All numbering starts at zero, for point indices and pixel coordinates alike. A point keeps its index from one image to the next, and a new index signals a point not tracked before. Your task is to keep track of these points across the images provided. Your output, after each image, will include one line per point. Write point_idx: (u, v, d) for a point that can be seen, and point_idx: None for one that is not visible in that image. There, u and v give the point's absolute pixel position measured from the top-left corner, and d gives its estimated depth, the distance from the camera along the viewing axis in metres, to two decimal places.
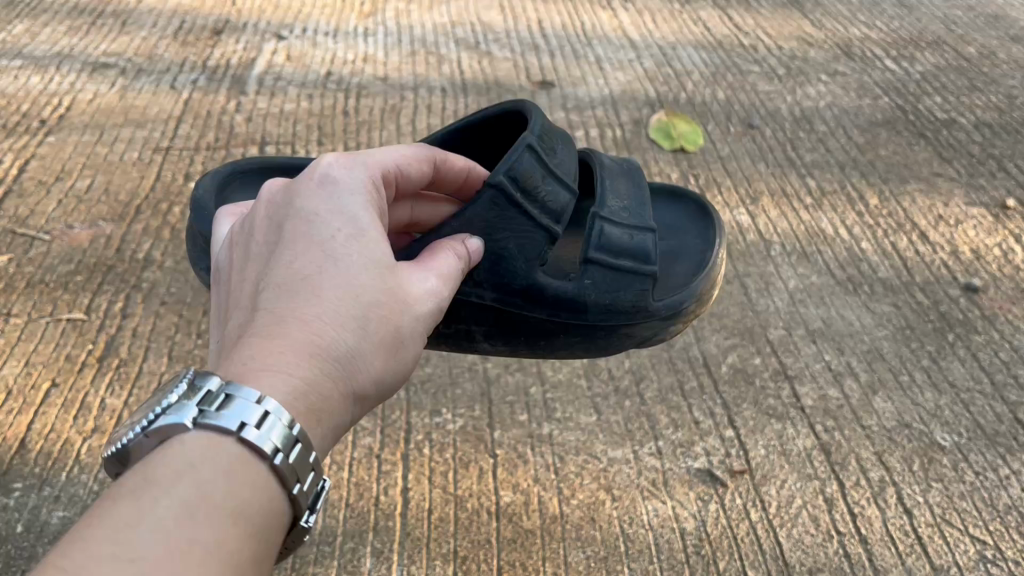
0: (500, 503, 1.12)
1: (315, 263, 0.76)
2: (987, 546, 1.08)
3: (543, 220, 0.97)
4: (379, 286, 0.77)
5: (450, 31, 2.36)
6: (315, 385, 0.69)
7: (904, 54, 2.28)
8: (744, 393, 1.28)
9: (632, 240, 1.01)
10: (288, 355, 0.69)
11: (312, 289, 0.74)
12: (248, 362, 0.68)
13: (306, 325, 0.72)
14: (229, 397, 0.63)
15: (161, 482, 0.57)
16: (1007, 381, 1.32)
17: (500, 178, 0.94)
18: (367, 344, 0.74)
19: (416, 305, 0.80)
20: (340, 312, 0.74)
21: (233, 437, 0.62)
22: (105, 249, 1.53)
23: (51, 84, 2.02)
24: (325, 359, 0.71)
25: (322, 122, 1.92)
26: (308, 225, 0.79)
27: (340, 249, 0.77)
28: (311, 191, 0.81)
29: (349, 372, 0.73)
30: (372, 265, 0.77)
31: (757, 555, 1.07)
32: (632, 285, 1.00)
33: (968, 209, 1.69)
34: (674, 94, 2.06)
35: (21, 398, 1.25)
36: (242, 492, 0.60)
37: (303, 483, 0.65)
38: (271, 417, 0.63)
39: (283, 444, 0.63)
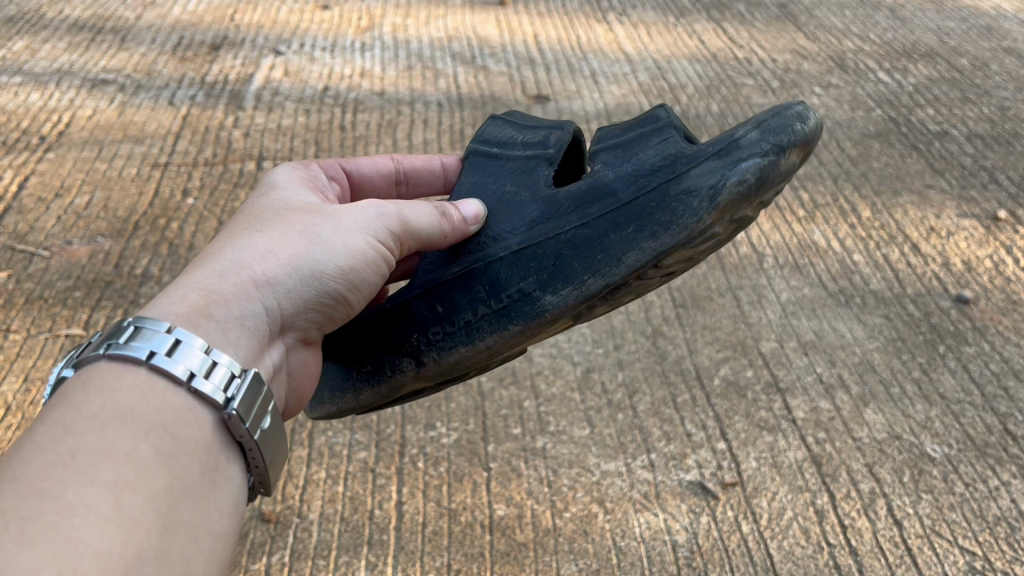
0: (494, 517, 1.14)
1: (237, 218, 0.84)
2: (977, 558, 1.09)
3: (526, 151, 0.90)
4: (285, 211, 0.84)
5: (447, 46, 2.38)
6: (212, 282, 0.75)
7: (897, 66, 2.30)
8: (737, 405, 1.29)
9: (637, 121, 0.88)
10: (194, 269, 0.77)
11: (229, 230, 0.82)
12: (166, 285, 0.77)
13: (215, 249, 0.79)
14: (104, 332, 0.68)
15: (46, 410, 0.62)
16: (998, 393, 1.33)
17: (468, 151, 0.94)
18: (273, 248, 0.79)
19: (331, 218, 0.83)
20: (247, 234, 0.80)
21: (104, 358, 0.66)
22: (103, 265, 1.54)
23: (51, 101, 2.04)
24: (220, 260, 0.77)
25: (320, 136, 1.94)
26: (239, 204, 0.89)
27: (256, 206, 0.85)
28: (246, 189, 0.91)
29: (249, 268, 0.77)
30: (281, 208, 0.84)
31: (747, 567, 1.08)
32: (647, 148, 0.85)
33: (959, 221, 1.71)
34: (668, 107, 2.08)
35: (20, 414, 1.26)
36: (126, 398, 0.63)
37: (204, 373, 0.67)
38: (142, 319, 0.68)
39: (158, 345, 0.67)
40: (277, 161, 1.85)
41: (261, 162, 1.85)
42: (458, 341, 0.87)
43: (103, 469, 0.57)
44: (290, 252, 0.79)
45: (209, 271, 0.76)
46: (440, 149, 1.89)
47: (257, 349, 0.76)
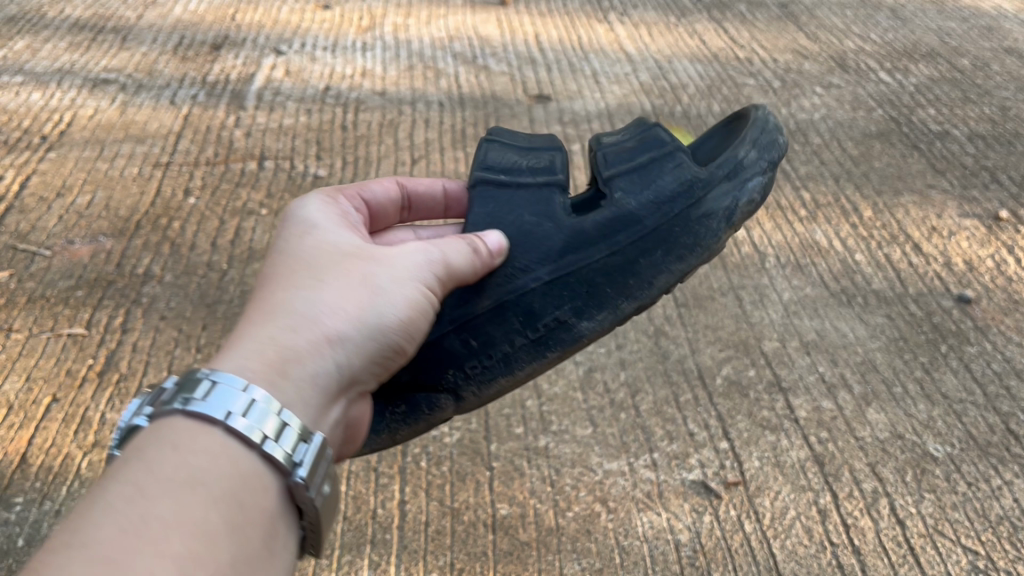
0: (496, 516, 1.14)
1: (287, 262, 0.82)
2: (979, 557, 1.09)
3: (541, 180, 0.95)
4: (336, 257, 0.81)
5: (448, 46, 2.38)
6: (281, 342, 0.74)
7: (898, 66, 2.30)
8: (739, 405, 1.30)
9: (638, 141, 0.97)
10: (259, 325, 0.75)
11: (282, 278, 0.80)
12: (231, 341, 0.75)
13: (275, 302, 0.77)
14: (183, 385, 0.69)
15: (121, 467, 0.63)
16: (1000, 392, 1.33)
17: (478, 176, 0.94)
18: (335, 301, 0.77)
19: (386, 264, 0.82)
20: (305, 285, 0.78)
21: (181, 414, 0.67)
22: (105, 264, 1.54)
23: (52, 101, 2.04)
24: (283, 317, 0.75)
25: (321, 136, 1.94)
26: (280, 242, 0.85)
27: (303, 249, 0.82)
28: (282, 224, 0.88)
29: (315, 325, 0.75)
30: (331, 251, 0.82)
31: (750, 566, 1.08)
32: (661, 171, 0.94)
33: (961, 221, 1.71)
34: (669, 107, 2.08)
35: (22, 413, 1.26)
36: (201, 460, 0.64)
37: (275, 439, 0.68)
38: (217, 382, 0.69)
39: (235, 407, 0.67)
40: (278, 160, 1.85)
41: (263, 161, 1.85)
42: (496, 372, 0.91)
43: (177, 541, 0.58)
44: (352, 306, 0.78)
45: (277, 328, 0.75)
46: (442, 149, 1.89)
47: (326, 408, 0.76)
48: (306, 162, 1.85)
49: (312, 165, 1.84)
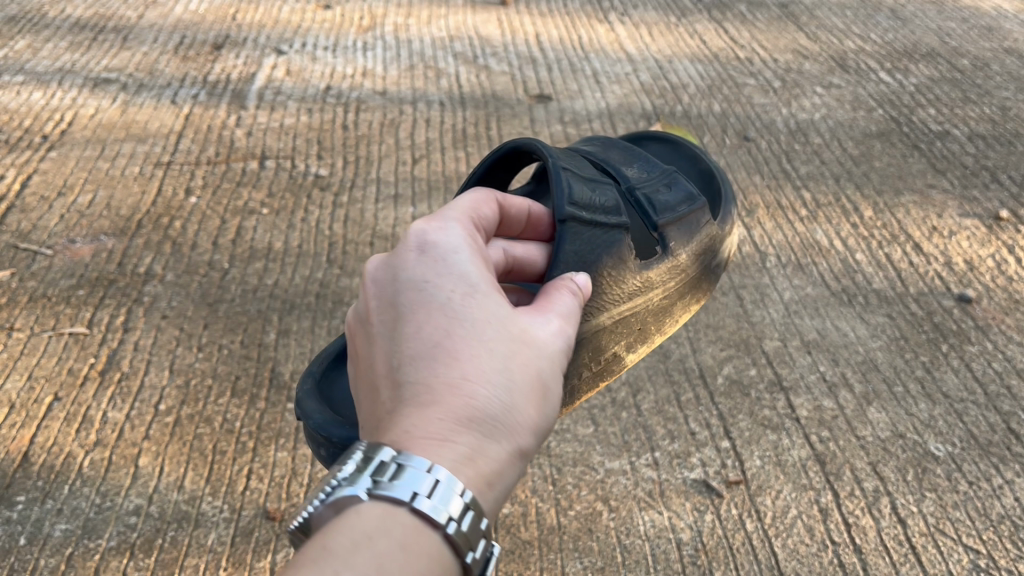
0: (499, 515, 1.14)
1: (442, 324, 0.61)
2: (981, 555, 1.09)
3: (619, 221, 0.81)
4: (514, 335, 0.63)
5: (449, 46, 2.38)
6: (479, 456, 0.58)
7: (898, 66, 2.30)
8: (740, 404, 1.30)
9: (662, 183, 0.92)
10: (444, 426, 0.57)
11: (448, 352, 0.60)
12: (407, 441, 0.57)
13: (451, 393, 0.58)
14: (400, 465, 0.55)
15: (346, 552, 0.51)
16: (1001, 392, 1.33)
17: (569, 208, 0.77)
18: (527, 397, 0.61)
19: (556, 333, 0.66)
20: (487, 369, 0.60)
21: (406, 507, 0.54)
22: (107, 263, 1.54)
23: (53, 100, 2.05)
24: (480, 420, 0.58)
25: (322, 135, 1.94)
26: (430, 291, 0.63)
27: (460, 306, 0.62)
28: (423, 259, 0.65)
29: (512, 431, 0.59)
30: (495, 312, 0.63)
31: (752, 564, 1.08)
32: (692, 219, 0.92)
33: (961, 221, 1.71)
34: (670, 107, 2.08)
35: (24, 412, 1.26)
36: (416, 565, 0.52)
37: (477, 551, 0.56)
38: (446, 485, 0.54)
39: (457, 514, 0.54)
40: (279, 160, 1.85)
41: (264, 161, 1.85)
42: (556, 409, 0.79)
43: None
44: (539, 411, 0.62)
45: (469, 434, 0.57)
46: (443, 148, 1.89)
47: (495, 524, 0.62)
48: (307, 161, 1.85)
49: (313, 164, 1.84)
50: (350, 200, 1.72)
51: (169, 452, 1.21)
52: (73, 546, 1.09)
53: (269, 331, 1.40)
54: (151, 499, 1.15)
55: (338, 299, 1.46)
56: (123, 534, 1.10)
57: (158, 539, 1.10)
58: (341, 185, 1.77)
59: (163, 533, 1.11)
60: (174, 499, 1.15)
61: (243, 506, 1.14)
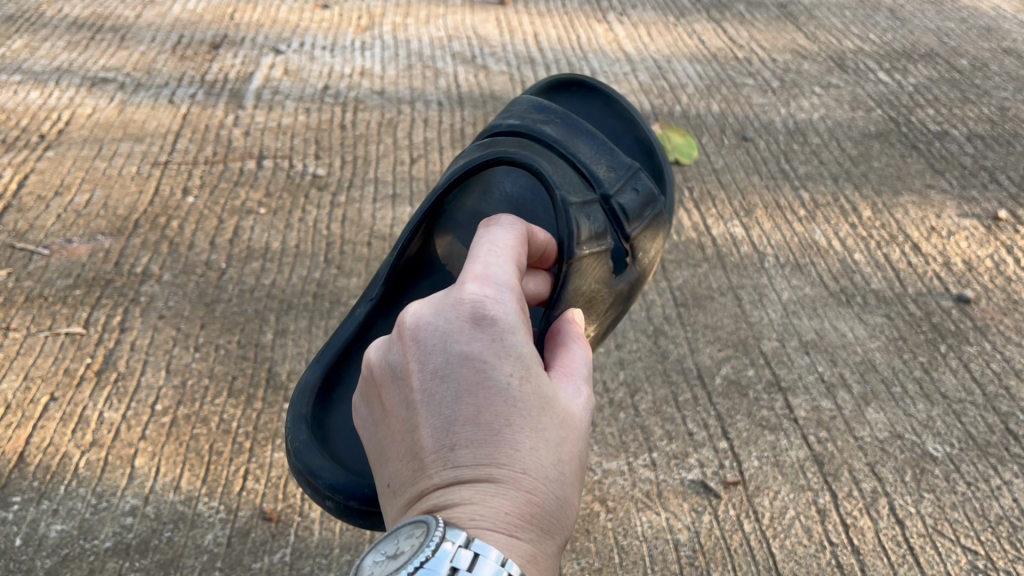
0: None
1: (502, 413, 0.63)
2: (979, 557, 1.09)
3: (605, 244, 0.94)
4: (564, 423, 0.66)
5: (447, 45, 2.38)
6: (537, 549, 0.62)
7: (897, 67, 2.30)
8: (738, 404, 1.29)
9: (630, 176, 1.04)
10: (509, 520, 0.62)
11: (509, 444, 0.63)
12: (475, 537, 0.60)
13: (514, 489, 0.62)
14: (478, 555, 0.59)
15: None
16: (999, 392, 1.33)
17: (575, 249, 0.87)
18: (574, 483, 0.65)
19: (590, 402, 0.70)
20: (545, 463, 0.63)
21: None
22: (103, 263, 1.54)
23: (51, 99, 2.04)
24: (540, 516, 0.63)
25: (320, 135, 1.93)
26: (492, 377, 0.64)
27: (519, 392, 0.64)
28: (480, 335, 0.65)
29: (562, 518, 0.64)
30: (547, 397, 0.65)
31: (749, 565, 1.08)
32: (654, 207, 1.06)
33: (960, 221, 1.71)
34: (668, 107, 2.08)
35: (20, 412, 1.26)
36: None
37: None
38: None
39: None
40: (277, 159, 1.85)
41: (261, 160, 1.84)
42: None
43: None
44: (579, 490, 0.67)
45: (529, 530, 0.62)
46: (441, 148, 1.89)
47: None
48: (305, 161, 1.84)
49: (311, 164, 1.83)
50: (348, 200, 1.72)
51: (165, 452, 1.20)
52: (69, 547, 1.08)
53: (266, 331, 1.39)
54: (148, 499, 1.14)
55: (336, 298, 1.46)
56: (119, 534, 1.10)
57: (155, 539, 1.10)
58: (338, 185, 1.76)
59: (159, 534, 1.10)
60: (170, 499, 1.14)
61: (240, 507, 1.13)
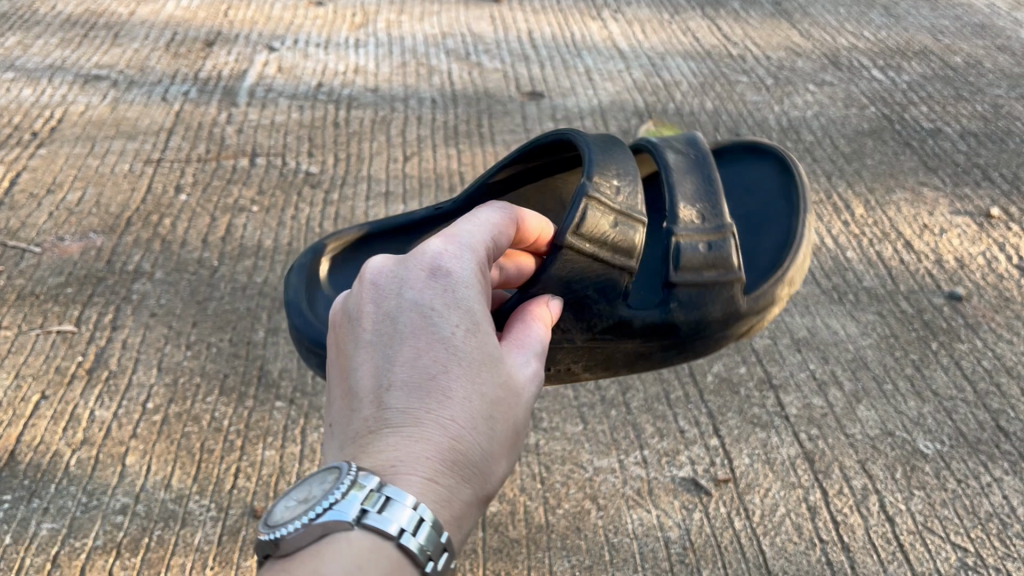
0: (486, 513, 1.14)
1: (441, 360, 0.68)
2: (968, 554, 1.09)
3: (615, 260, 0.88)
4: (501, 383, 0.69)
5: (441, 43, 2.38)
6: (454, 496, 0.65)
7: (891, 64, 2.30)
8: (729, 402, 1.30)
9: (707, 250, 0.93)
10: (430, 462, 0.65)
11: (441, 390, 0.67)
12: (394, 475, 0.64)
13: (440, 433, 0.66)
14: (389, 499, 0.62)
15: None
16: (990, 390, 1.33)
17: (569, 237, 0.85)
18: (502, 443, 0.69)
19: (534, 374, 0.74)
20: (473, 414, 0.67)
21: (393, 542, 0.62)
22: (95, 261, 1.54)
23: (43, 97, 2.04)
24: (462, 465, 0.66)
25: (313, 133, 1.93)
26: (438, 327, 0.69)
27: (462, 344, 0.68)
28: (433, 288, 0.70)
29: (486, 474, 0.67)
30: (488, 357, 0.69)
31: (739, 563, 1.08)
32: (719, 296, 0.94)
33: (953, 218, 1.71)
34: (663, 104, 2.07)
35: (10, 410, 1.26)
36: None
37: None
38: (426, 523, 0.62)
39: (432, 547, 0.62)
40: (269, 157, 1.84)
41: (254, 158, 1.84)
42: None
43: None
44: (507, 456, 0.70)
45: (449, 475, 0.65)
46: (434, 146, 1.89)
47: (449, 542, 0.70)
48: (298, 158, 1.84)
49: (304, 161, 1.83)
50: (341, 198, 1.72)
51: (156, 450, 1.20)
52: (59, 545, 1.08)
53: (258, 329, 1.39)
54: (139, 497, 1.14)
55: None
56: (109, 533, 1.10)
57: (144, 538, 1.09)
58: (331, 183, 1.76)
59: (149, 532, 1.10)
60: (160, 498, 1.14)
61: (230, 505, 1.13)
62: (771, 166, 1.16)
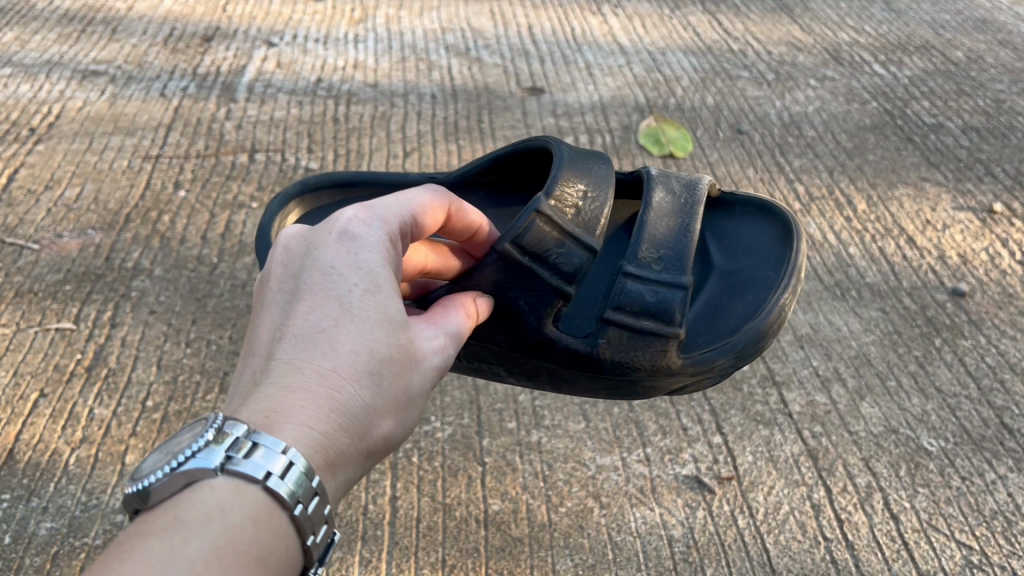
0: (488, 511, 1.13)
1: (332, 315, 0.74)
2: (973, 552, 1.08)
3: (553, 281, 0.93)
4: (390, 342, 0.75)
5: (441, 38, 2.37)
6: (329, 443, 0.70)
7: (892, 59, 2.29)
8: (732, 399, 1.29)
9: (654, 297, 0.95)
10: (308, 406, 0.70)
11: (330, 340, 0.73)
12: (276, 413, 0.69)
13: (323, 380, 0.71)
14: (254, 445, 0.65)
15: (193, 521, 0.60)
16: (994, 386, 1.32)
17: (508, 244, 0.92)
18: (384, 400, 0.74)
19: (428, 345, 0.80)
20: (356, 365, 0.72)
21: (259, 485, 0.64)
22: (94, 258, 1.53)
23: (41, 93, 2.02)
24: (341, 413, 0.71)
25: (313, 129, 1.92)
26: (334, 286, 0.76)
27: (356, 301, 0.75)
28: (339, 250, 0.79)
29: (365, 425, 0.72)
30: (382, 316, 0.75)
31: (744, 561, 1.07)
32: (650, 345, 0.95)
33: (955, 214, 1.70)
34: (663, 99, 2.07)
35: (9, 409, 1.25)
36: (264, 538, 0.63)
37: (317, 535, 0.68)
38: (296, 467, 0.65)
39: (302, 494, 0.65)
40: (269, 153, 1.83)
41: (253, 154, 1.83)
42: None
43: None
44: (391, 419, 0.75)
45: (327, 427, 0.70)
46: (434, 142, 1.88)
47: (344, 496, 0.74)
48: (297, 154, 1.83)
49: (303, 157, 1.82)
50: None
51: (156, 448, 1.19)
52: (58, 545, 1.07)
53: None
54: None
55: None
56: (110, 532, 1.09)
57: None
58: None
59: None
60: None
61: None
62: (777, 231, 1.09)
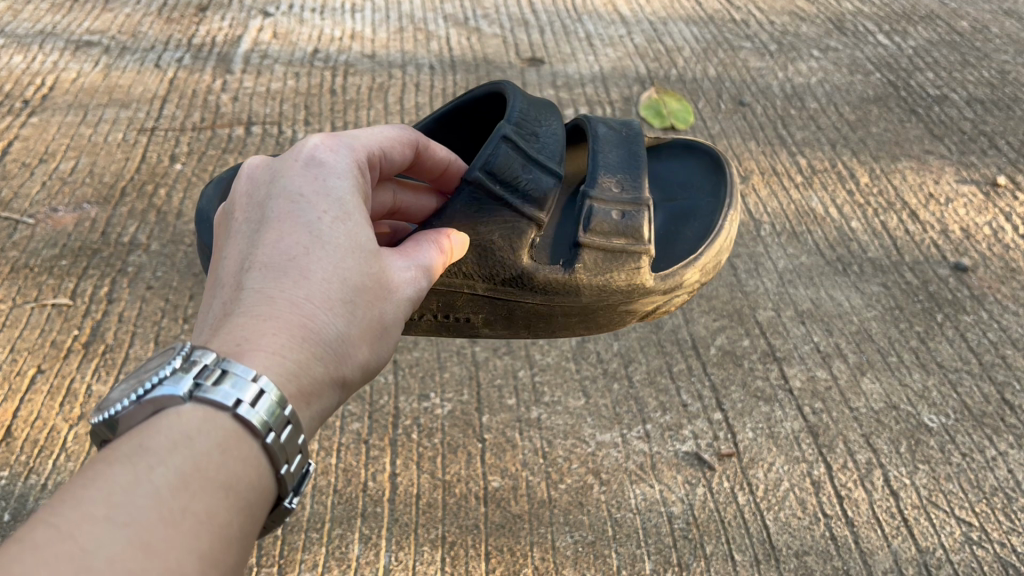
0: (488, 488, 1.13)
1: (303, 243, 0.72)
2: (973, 528, 1.08)
3: (524, 209, 0.93)
4: (362, 270, 0.74)
5: (439, 7, 2.34)
6: (303, 371, 0.67)
7: (896, 29, 2.27)
8: (733, 375, 1.28)
9: (621, 216, 0.96)
10: (281, 334, 0.67)
11: (301, 268, 0.71)
12: (246, 342, 0.65)
13: (297, 306, 0.69)
14: (225, 371, 0.61)
15: (157, 446, 0.56)
16: (996, 362, 1.32)
17: (478, 171, 0.90)
18: (358, 329, 0.72)
19: (403, 278, 0.79)
20: (329, 292, 0.71)
21: (228, 413, 0.60)
22: (90, 232, 1.51)
23: (34, 64, 2.00)
24: (315, 341, 0.68)
25: (310, 101, 1.90)
26: (303, 213, 0.75)
27: (327, 229, 0.74)
28: (304, 177, 0.78)
29: (340, 355, 0.70)
30: (354, 245, 0.74)
31: (744, 538, 1.07)
32: (625, 263, 0.97)
33: (958, 187, 1.69)
34: (664, 71, 2.04)
35: (7, 385, 1.25)
36: (234, 466, 0.59)
37: (291, 465, 0.64)
38: (268, 397, 0.62)
39: (274, 423, 0.62)
40: (266, 125, 1.81)
41: (250, 127, 1.81)
42: None
43: (204, 546, 0.53)
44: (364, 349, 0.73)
45: (299, 356, 0.66)
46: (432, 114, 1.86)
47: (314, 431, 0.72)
48: (295, 127, 1.81)
49: (301, 130, 1.81)
50: None
51: None
52: None
53: None
54: None
55: None
56: None
57: None
58: None
59: None
60: None
61: None
62: (704, 167, 1.19)
